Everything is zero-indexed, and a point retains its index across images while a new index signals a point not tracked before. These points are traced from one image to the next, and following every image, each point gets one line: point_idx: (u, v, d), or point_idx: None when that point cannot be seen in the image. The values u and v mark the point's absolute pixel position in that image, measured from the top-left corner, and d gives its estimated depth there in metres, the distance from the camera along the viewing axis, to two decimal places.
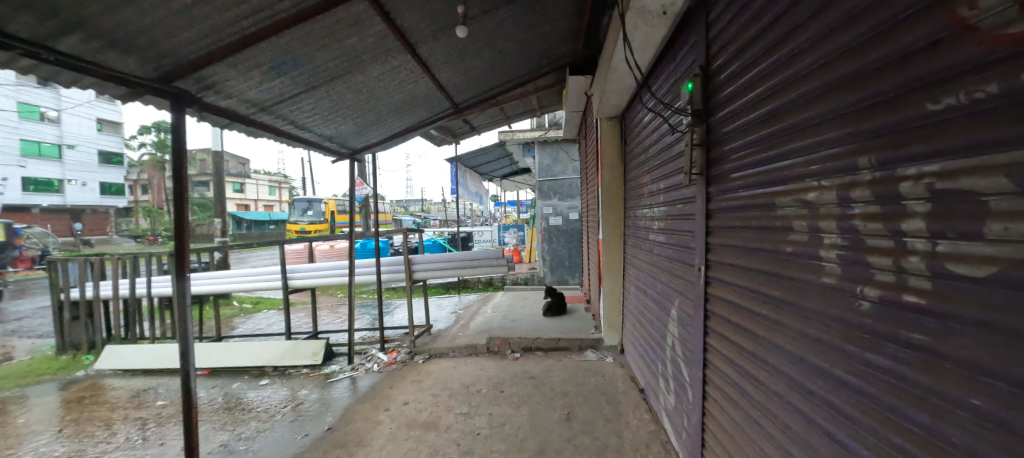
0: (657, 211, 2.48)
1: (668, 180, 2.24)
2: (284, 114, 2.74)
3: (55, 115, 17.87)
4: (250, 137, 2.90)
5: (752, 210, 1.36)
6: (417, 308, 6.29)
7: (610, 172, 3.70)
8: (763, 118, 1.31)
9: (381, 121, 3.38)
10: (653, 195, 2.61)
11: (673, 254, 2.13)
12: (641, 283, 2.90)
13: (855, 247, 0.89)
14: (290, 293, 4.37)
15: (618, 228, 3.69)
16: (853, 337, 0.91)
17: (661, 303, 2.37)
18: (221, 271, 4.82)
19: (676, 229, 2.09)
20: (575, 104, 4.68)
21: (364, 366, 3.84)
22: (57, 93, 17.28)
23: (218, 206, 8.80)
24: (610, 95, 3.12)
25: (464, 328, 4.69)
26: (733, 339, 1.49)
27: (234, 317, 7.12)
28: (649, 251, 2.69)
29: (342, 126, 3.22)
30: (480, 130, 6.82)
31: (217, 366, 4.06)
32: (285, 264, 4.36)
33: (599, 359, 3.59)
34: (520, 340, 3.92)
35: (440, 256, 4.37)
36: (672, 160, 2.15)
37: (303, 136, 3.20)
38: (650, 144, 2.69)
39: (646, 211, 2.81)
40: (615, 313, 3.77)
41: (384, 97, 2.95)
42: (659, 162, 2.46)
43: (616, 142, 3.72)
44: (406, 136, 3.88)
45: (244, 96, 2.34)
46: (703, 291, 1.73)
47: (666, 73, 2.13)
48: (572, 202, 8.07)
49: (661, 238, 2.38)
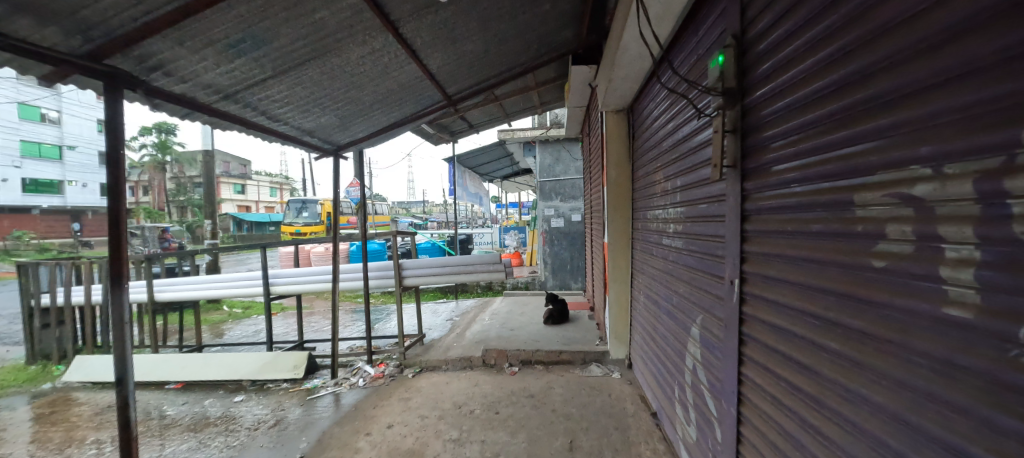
0: (674, 213, 2.16)
1: (689, 175, 1.93)
2: (252, 104, 2.45)
3: (55, 116, 17.78)
4: (217, 128, 2.61)
5: (811, 210, 1.05)
6: (412, 315, 5.99)
7: (616, 169, 3.39)
8: (825, 92, 1.01)
9: (366, 114, 3.09)
10: (668, 194, 2.29)
11: (696, 263, 1.81)
12: (654, 292, 2.60)
13: (1007, 265, 0.59)
14: (272, 301, 4.06)
15: (625, 230, 3.38)
16: (1005, 402, 0.60)
17: (679, 318, 2.06)
18: (202, 276, 4.51)
19: (699, 233, 1.78)
20: (578, 98, 4.39)
21: (348, 381, 3.53)
22: (57, 94, 17.14)
23: (209, 207, 8.52)
24: (617, 85, 2.82)
25: (459, 338, 4.39)
26: (781, 374, 1.18)
27: (222, 323, 6.83)
28: (662, 257, 2.39)
29: (323, 118, 2.93)
30: (478, 127, 6.55)
31: (193, 379, 3.76)
32: (266, 268, 4.05)
33: (605, 375, 3.27)
34: (518, 352, 3.62)
35: (433, 260, 4.06)
36: (695, 152, 1.84)
37: (280, 130, 2.92)
38: (666, 137, 2.39)
39: (658, 212, 2.50)
40: (621, 325, 3.44)
41: (366, 85, 2.65)
42: (677, 157, 2.15)
43: (623, 137, 3.41)
44: (395, 131, 3.57)
45: (200, 80, 2.06)
46: (736, 309, 1.41)
47: (689, 50, 1.83)
48: (575, 203, 7.77)
49: (679, 245, 2.06)
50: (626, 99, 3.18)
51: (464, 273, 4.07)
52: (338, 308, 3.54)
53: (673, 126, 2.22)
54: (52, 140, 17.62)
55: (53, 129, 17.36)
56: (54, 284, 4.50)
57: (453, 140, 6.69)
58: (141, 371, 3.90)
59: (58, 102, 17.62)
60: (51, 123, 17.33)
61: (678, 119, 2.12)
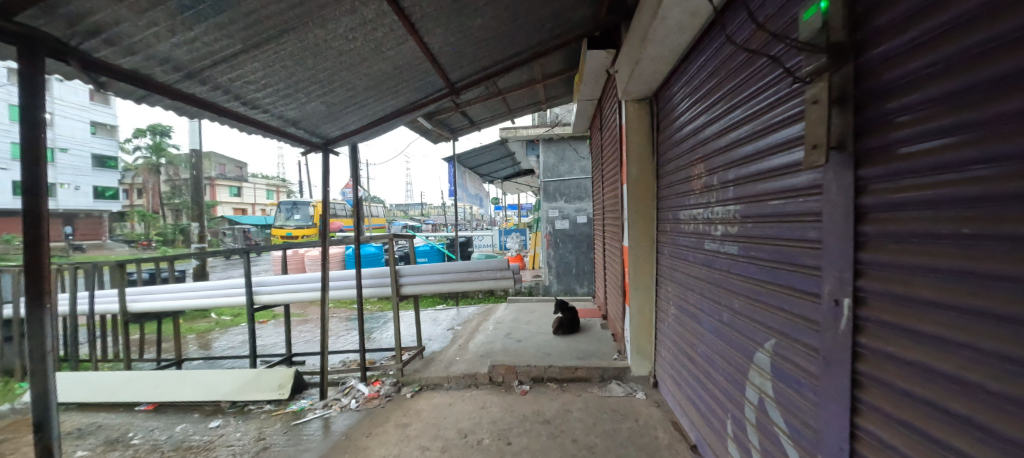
0: (724, 212, 1.80)
1: (749, 165, 1.57)
2: (221, 85, 2.09)
3: (49, 118, 17.37)
4: (183, 115, 2.25)
5: (1006, 204, 0.69)
6: (409, 324, 5.61)
7: (637, 165, 3.04)
8: (1022, 33, 0.67)
9: (357, 102, 2.73)
10: (713, 189, 1.94)
11: (764, 274, 1.45)
12: (689, 304, 2.25)
13: None
14: (255, 312, 3.66)
15: (648, 233, 3.02)
16: None
17: (734, 341, 1.70)
18: (181, 283, 4.12)
19: (769, 237, 1.42)
20: (590, 88, 4.03)
21: (339, 403, 3.14)
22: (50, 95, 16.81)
23: (195, 209, 8.09)
24: (644, 66, 2.47)
25: (462, 350, 4.02)
26: (940, 438, 0.82)
27: (207, 333, 6.44)
28: (704, 263, 2.04)
29: (308, 106, 2.56)
30: (479, 124, 6.20)
31: (165, 401, 3.37)
32: (247, 275, 3.66)
33: (628, 395, 2.91)
34: (529, 368, 3.25)
35: (433, 267, 3.67)
36: (760, 134, 1.48)
37: (260, 120, 2.56)
38: (707, 125, 2.05)
39: (697, 211, 2.14)
40: (645, 338, 3.08)
41: (358, 67, 2.30)
42: (727, 145, 1.80)
43: (645, 129, 3.07)
44: (389, 123, 3.21)
45: (154, 51, 1.70)
46: (846, 341, 1.05)
47: (760, 7, 1.46)
48: (580, 204, 7.42)
49: (734, 251, 1.70)
50: (651, 86, 2.83)
51: (468, 280, 3.66)
52: (326, 320, 3.14)
53: (721, 110, 1.87)
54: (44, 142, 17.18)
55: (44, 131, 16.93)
56: (17, 293, 4.08)
57: (454, 137, 6.34)
58: (110, 390, 3.52)
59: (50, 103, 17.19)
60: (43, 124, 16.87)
61: (730, 100, 1.76)
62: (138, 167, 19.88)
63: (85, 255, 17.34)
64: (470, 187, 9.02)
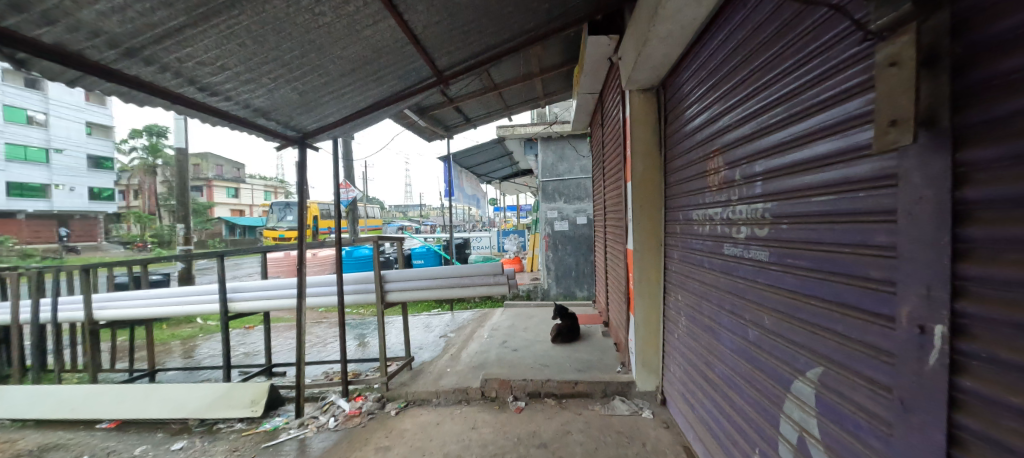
0: (750, 210, 1.53)
1: (787, 153, 1.30)
2: (169, 65, 1.82)
3: (43, 118, 17.12)
4: (128, 101, 1.98)
5: None
6: (402, 329, 5.34)
7: (643, 160, 2.78)
8: None
9: (333, 90, 2.46)
10: (735, 185, 1.67)
11: (809, 287, 1.19)
12: (704, 315, 1.99)
13: None
14: (228, 320, 3.38)
15: (655, 234, 2.76)
16: None
17: (764, 363, 1.43)
18: (154, 288, 3.85)
19: (815, 242, 1.16)
20: (592, 80, 3.77)
21: (316, 421, 2.87)
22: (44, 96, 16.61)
23: (182, 210, 7.81)
24: (653, 47, 2.22)
25: (454, 361, 3.75)
26: None
27: (191, 339, 6.16)
28: (723, 271, 1.77)
29: (276, 94, 2.29)
30: (475, 121, 5.94)
31: (129, 418, 3.10)
32: (220, 281, 3.38)
33: (633, 414, 2.64)
34: (525, 383, 2.98)
35: (421, 272, 3.39)
36: (803, 116, 1.22)
37: (223, 109, 2.29)
38: (726, 111, 1.79)
39: (714, 210, 1.87)
40: (651, 350, 2.80)
41: (330, 48, 2.04)
42: (754, 132, 1.53)
43: (651, 122, 2.81)
44: (372, 115, 2.94)
45: (75, 22, 1.43)
46: (934, 382, 0.79)
47: None
48: (579, 205, 7.16)
49: (765, 257, 1.43)
50: (659, 73, 2.57)
51: (459, 286, 3.38)
52: (303, 330, 2.86)
53: (746, 91, 1.61)
54: (38, 142, 16.95)
55: (38, 131, 16.68)
56: None
57: (449, 134, 6.09)
58: (71, 406, 3.25)
59: (44, 104, 16.96)
60: (36, 125, 16.57)
61: (759, 80, 1.50)
62: (133, 167, 19.63)
63: (78, 257, 17.05)
64: (467, 187, 8.75)
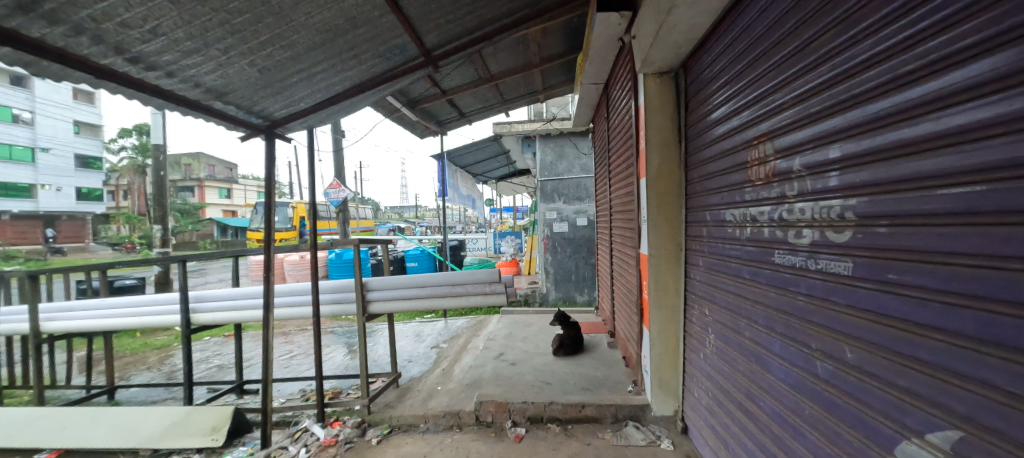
0: (820, 209, 1.20)
1: (897, 129, 0.96)
2: (84, 26, 1.44)
3: (29, 117, 16.58)
4: (39, 74, 1.60)
5: None
6: (392, 339, 4.96)
7: (659, 153, 2.45)
8: None
9: (299, 69, 2.09)
10: (794, 177, 1.33)
11: (936, 317, 0.86)
12: (745, 337, 1.65)
13: None
14: (190, 333, 3.00)
15: (674, 237, 2.43)
16: None
17: (848, 410, 1.10)
18: (112, 297, 3.49)
19: (951, 252, 0.82)
20: (598, 67, 3.44)
21: (285, 452, 2.49)
22: (30, 94, 16.09)
23: (160, 210, 7.36)
24: (680, 15, 1.88)
25: (445, 377, 3.39)
26: None
27: (165, 348, 5.74)
28: (775, 286, 1.44)
29: (230, 71, 1.92)
30: (470, 116, 5.60)
31: (73, 447, 2.70)
32: (181, 289, 3.00)
33: (650, 445, 2.29)
34: (525, 405, 2.63)
35: (408, 280, 3.02)
36: (930, 73, 0.87)
37: (167, 89, 1.92)
38: (777, 87, 1.46)
39: (760, 209, 1.53)
40: (669, 369, 2.45)
41: (292, 12, 1.68)
42: (828, 107, 1.19)
43: (669, 110, 2.47)
44: (350, 102, 2.57)
45: None
46: None
47: None
48: (580, 206, 6.82)
49: (849, 270, 1.09)
50: (681, 52, 2.24)
51: (451, 296, 3.01)
52: (269, 348, 2.48)
53: (812, 58, 1.27)
54: (23, 141, 16.40)
55: (25, 130, 16.21)
56: None
57: (443, 131, 5.74)
58: (7, 433, 2.84)
59: (31, 102, 16.41)
60: (22, 123, 16.05)
61: (837, 38, 1.16)
62: (121, 167, 19.09)
63: (63, 258, 16.49)
64: (462, 187, 8.38)
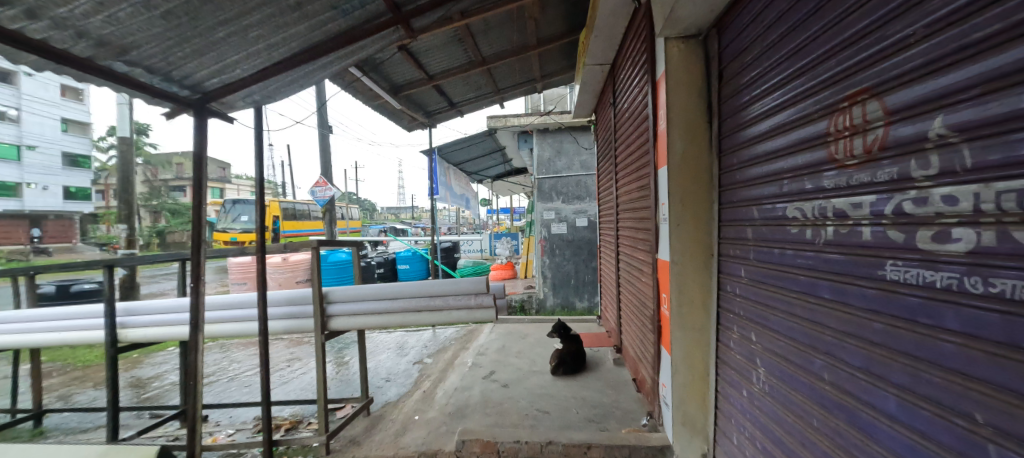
0: (999, 194, 0.72)
1: None
2: None
3: (14, 113, 15.83)
4: None
5: None
6: (371, 352, 4.44)
7: (683, 135, 1.98)
8: None
9: (223, 18, 1.60)
10: (929, 147, 0.86)
11: None
12: (824, 381, 1.18)
13: None
14: (116, 352, 2.49)
15: (702, 238, 1.96)
16: None
17: None
18: (31, 309, 2.97)
19: None
20: (603, 42, 2.96)
21: None
22: (16, 90, 15.43)
23: (129, 208, 6.79)
24: None
25: (425, 403, 2.90)
26: None
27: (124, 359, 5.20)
28: (885, 315, 0.96)
29: (120, 15, 1.42)
30: (461, 108, 5.15)
31: None
32: (106, 299, 2.49)
33: None
34: (517, 446, 2.14)
35: (377, 290, 2.53)
36: None
37: (32, 37, 1.41)
38: (887, 18, 0.97)
39: (855, 199, 1.06)
40: (694, 402, 1.98)
41: None
42: (1013, 26, 0.71)
43: (696, 82, 2.01)
44: (301, 69, 2.08)
45: None
46: None
47: None
48: (579, 205, 6.35)
49: None
50: (714, 5, 1.76)
51: (429, 310, 2.52)
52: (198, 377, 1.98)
53: None
54: (9, 139, 15.74)
55: (11, 127, 15.54)
56: None
57: (431, 123, 5.25)
58: None
59: (18, 98, 15.65)
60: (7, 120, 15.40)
61: None
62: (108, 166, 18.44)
63: (44, 258, 15.82)
64: (455, 186, 7.87)
